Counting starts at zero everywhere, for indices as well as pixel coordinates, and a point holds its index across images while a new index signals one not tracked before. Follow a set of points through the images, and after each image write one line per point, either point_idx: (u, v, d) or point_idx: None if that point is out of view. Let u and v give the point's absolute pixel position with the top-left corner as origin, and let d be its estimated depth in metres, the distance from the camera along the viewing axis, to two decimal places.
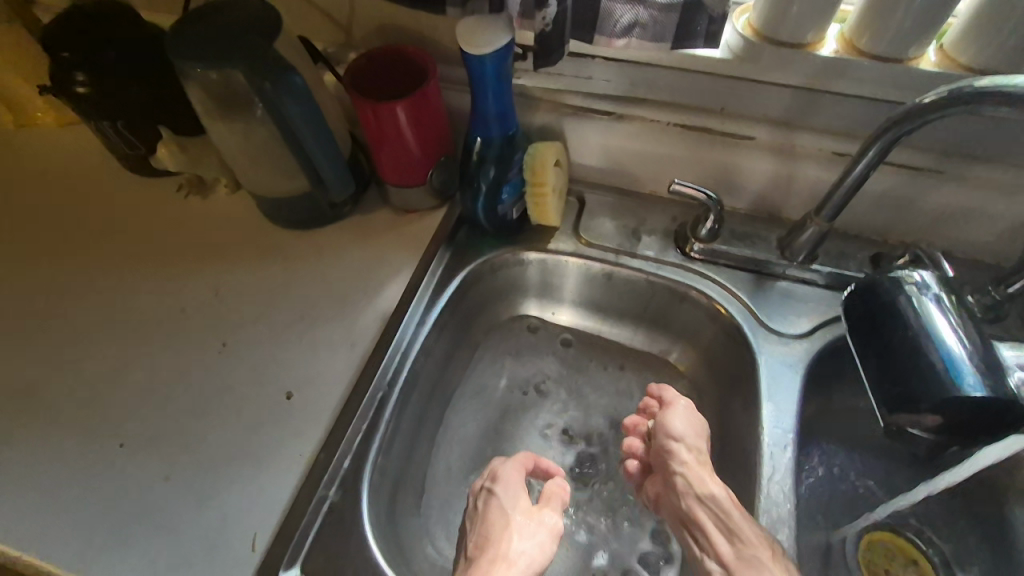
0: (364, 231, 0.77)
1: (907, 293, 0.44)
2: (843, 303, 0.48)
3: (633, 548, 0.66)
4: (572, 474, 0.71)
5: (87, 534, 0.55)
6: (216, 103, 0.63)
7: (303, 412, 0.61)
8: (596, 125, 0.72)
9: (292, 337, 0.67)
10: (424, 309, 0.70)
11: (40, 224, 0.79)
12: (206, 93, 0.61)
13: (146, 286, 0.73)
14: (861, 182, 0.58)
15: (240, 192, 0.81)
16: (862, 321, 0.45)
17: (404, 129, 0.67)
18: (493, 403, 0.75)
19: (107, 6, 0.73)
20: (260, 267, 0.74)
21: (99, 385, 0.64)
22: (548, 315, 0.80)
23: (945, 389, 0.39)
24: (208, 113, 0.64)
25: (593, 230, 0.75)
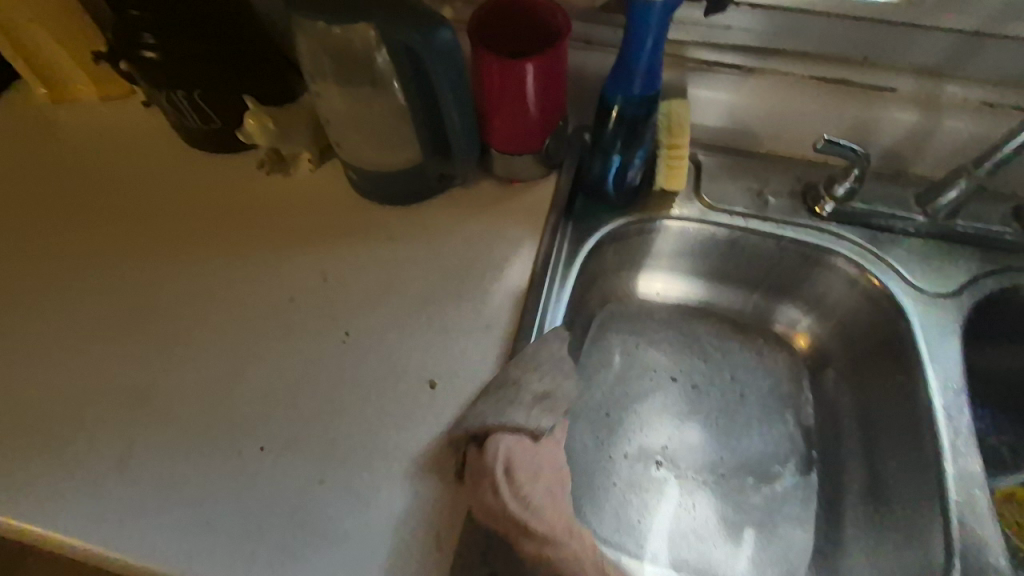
0: (472, 205, 0.71)
1: None
2: None
3: (777, 516, 0.65)
4: (704, 444, 0.70)
5: (248, 548, 0.50)
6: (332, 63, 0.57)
7: (453, 402, 0.57)
8: (722, 81, 0.68)
9: (419, 321, 0.62)
10: (559, 288, 0.65)
11: (106, 213, 0.72)
12: (323, 47, 0.55)
13: (244, 271, 0.67)
14: None
15: (324, 167, 0.74)
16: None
17: (529, 89, 0.61)
18: (613, 383, 0.73)
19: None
20: (366, 248, 0.68)
21: (219, 384, 0.59)
22: (655, 288, 0.78)
23: None
24: (322, 71, 0.58)
25: (719, 193, 0.71)
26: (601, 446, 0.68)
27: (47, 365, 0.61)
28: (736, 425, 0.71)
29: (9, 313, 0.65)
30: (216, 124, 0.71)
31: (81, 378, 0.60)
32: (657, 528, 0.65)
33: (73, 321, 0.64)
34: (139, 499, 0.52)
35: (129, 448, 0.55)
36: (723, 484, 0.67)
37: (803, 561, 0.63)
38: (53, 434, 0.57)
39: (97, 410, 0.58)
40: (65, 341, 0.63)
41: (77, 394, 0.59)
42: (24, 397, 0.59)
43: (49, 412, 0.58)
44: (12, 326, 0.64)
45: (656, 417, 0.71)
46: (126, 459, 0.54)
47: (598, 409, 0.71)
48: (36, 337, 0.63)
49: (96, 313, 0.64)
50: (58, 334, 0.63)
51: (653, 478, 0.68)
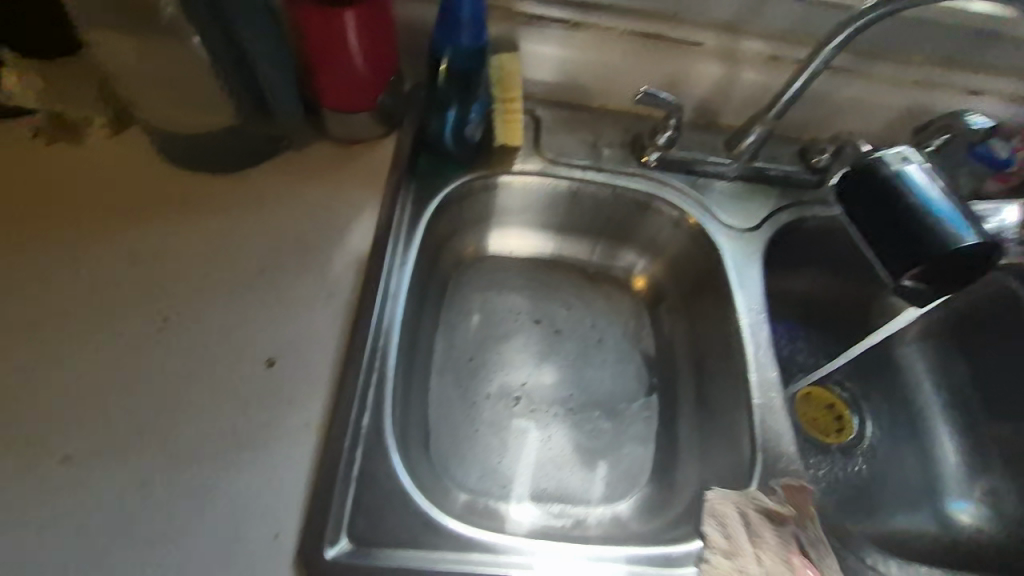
0: (304, 170, 0.66)
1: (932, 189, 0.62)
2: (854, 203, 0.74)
3: (623, 438, 0.72)
4: (561, 379, 0.74)
5: (59, 568, 0.44)
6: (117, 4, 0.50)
7: (294, 377, 0.54)
8: (550, 35, 0.69)
9: (252, 297, 0.58)
10: (404, 247, 0.64)
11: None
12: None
13: (27, 259, 0.57)
14: (810, 82, 0.62)
15: (123, 133, 0.64)
16: (869, 196, 0.51)
17: (350, 43, 0.58)
18: (472, 331, 0.75)
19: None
20: (183, 222, 0.61)
21: (6, 392, 0.50)
22: (507, 240, 0.79)
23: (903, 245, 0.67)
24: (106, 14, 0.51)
25: (557, 147, 0.73)
26: (464, 389, 0.71)
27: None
28: (592, 364, 0.76)
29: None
30: None
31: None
32: (516, 459, 0.69)
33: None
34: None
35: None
36: (578, 414, 0.73)
37: (645, 474, 0.70)
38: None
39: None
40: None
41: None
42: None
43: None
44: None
45: (517, 357, 0.74)
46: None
47: (461, 355, 0.73)
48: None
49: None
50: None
51: (513, 414, 0.71)
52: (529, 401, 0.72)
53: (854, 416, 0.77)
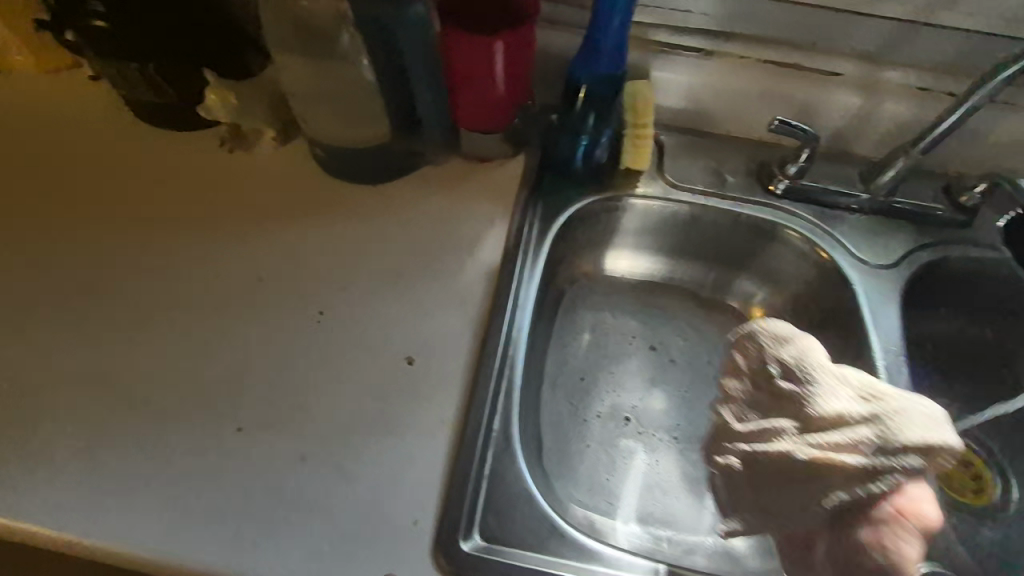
0: (441, 183, 0.71)
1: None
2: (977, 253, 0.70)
3: None
4: (671, 406, 0.74)
5: (229, 527, 0.50)
6: (299, 30, 0.56)
7: (431, 376, 0.57)
8: (684, 64, 0.70)
9: (393, 299, 0.62)
10: (531, 264, 0.65)
11: (50, 193, 0.69)
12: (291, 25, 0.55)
13: (207, 253, 0.65)
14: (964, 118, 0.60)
15: (287, 145, 0.72)
16: None
17: (494, 68, 0.60)
18: (584, 350, 0.77)
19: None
20: (335, 227, 0.67)
21: (188, 368, 0.57)
22: (623, 262, 0.81)
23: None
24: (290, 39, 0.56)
25: (681, 173, 0.74)
26: (576, 407, 0.73)
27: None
28: (704, 394, 0.75)
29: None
30: (170, 97, 0.68)
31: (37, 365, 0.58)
32: (625, 481, 0.69)
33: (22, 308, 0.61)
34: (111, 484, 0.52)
35: (94, 435, 0.54)
36: (689, 442, 0.72)
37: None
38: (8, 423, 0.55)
39: (58, 398, 0.56)
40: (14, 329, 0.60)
41: (32, 382, 0.57)
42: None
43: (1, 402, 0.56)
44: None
45: (629, 379, 0.76)
46: (94, 446, 0.53)
47: (574, 373, 0.75)
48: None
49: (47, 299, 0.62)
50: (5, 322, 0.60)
51: (623, 435, 0.72)
52: (638, 423, 0.73)
53: (998, 478, 0.71)
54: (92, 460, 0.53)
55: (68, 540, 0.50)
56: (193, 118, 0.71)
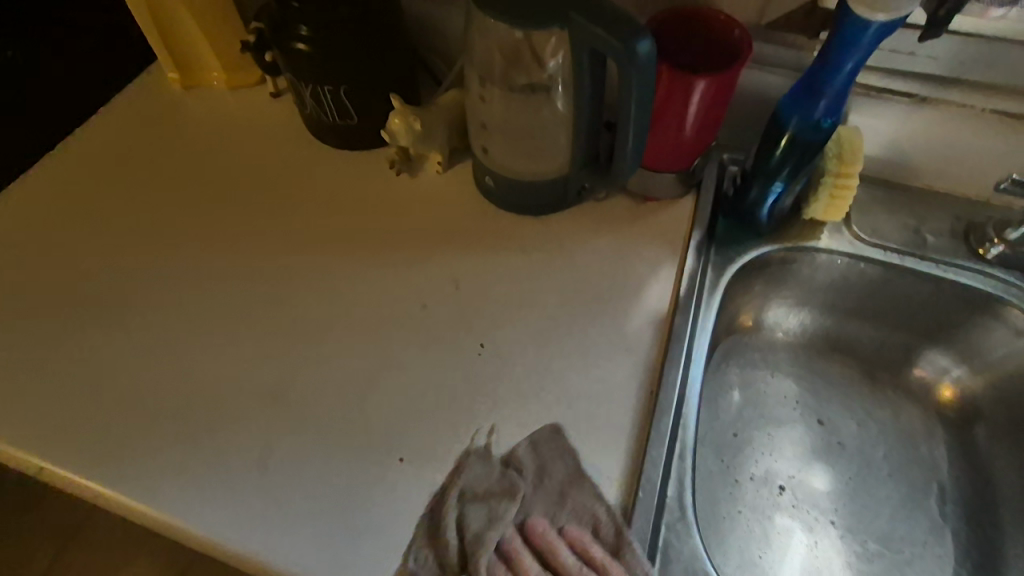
0: (606, 220, 0.68)
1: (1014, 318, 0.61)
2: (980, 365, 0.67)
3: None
4: (834, 485, 0.66)
5: (393, 562, 0.48)
6: (505, 61, 0.57)
7: (597, 425, 0.54)
8: (892, 109, 0.63)
9: (555, 338, 0.60)
10: (704, 313, 0.61)
11: (233, 200, 0.72)
12: (500, 55, 0.56)
13: (372, 271, 0.66)
14: None
15: (452, 170, 0.73)
16: None
17: (693, 106, 0.58)
18: (738, 408, 0.70)
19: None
20: (497, 256, 0.66)
21: (353, 387, 0.58)
22: (787, 317, 0.73)
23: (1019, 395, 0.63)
24: (495, 69, 0.58)
25: (871, 227, 0.67)
26: (727, 465, 0.66)
27: (177, 350, 0.61)
28: (876, 481, 0.66)
29: (141, 293, 0.65)
30: (350, 120, 0.71)
31: (213, 366, 0.60)
32: (779, 559, 0.62)
33: (203, 307, 0.64)
34: (278, 498, 0.52)
35: (264, 445, 0.54)
36: (855, 534, 0.63)
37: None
38: (187, 421, 0.56)
39: (231, 401, 0.57)
40: (194, 328, 0.62)
41: (209, 383, 0.58)
42: (156, 381, 0.59)
43: (178, 399, 0.57)
44: (143, 306, 0.64)
45: (787, 446, 0.68)
46: (263, 456, 0.54)
47: (727, 428, 0.68)
48: (167, 320, 0.63)
49: (225, 302, 0.64)
50: (187, 320, 0.63)
51: (777, 505, 0.65)
52: (794, 495, 0.65)
53: None
54: (260, 470, 0.53)
55: (235, 551, 0.50)
56: (368, 137, 0.74)
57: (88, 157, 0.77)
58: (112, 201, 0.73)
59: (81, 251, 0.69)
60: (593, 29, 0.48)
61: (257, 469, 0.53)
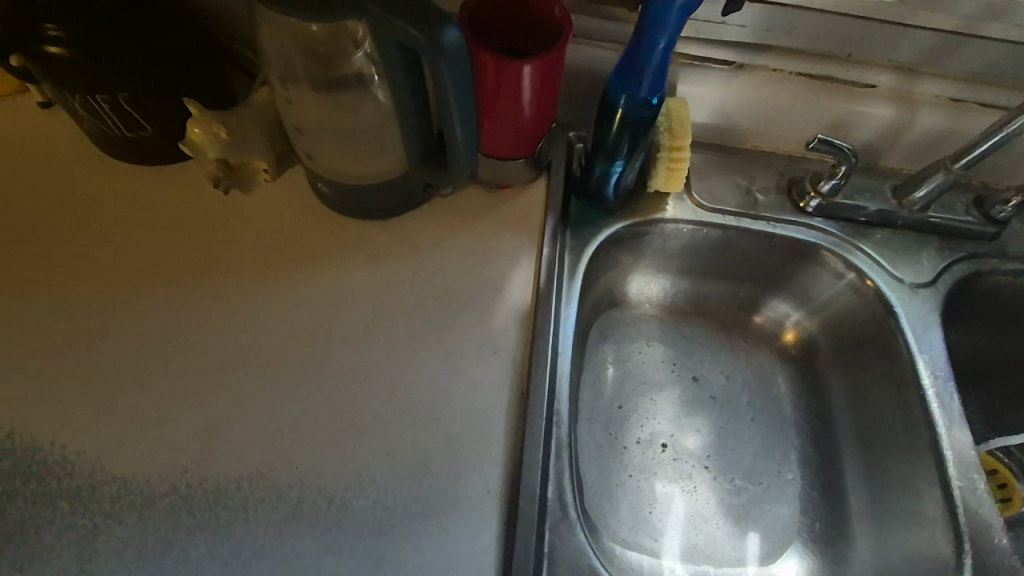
0: (460, 215, 0.65)
1: (818, 266, 0.70)
2: (790, 322, 0.76)
3: (768, 500, 0.68)
4: (704, 436, 0.71)
5: None
6: (309, 57, 0.50)
7: (469, 439, 0.52)
8: (714, 77, 0.66)
9: (417, 349, 0.57)
10: (566, 299, 0.61)
11: (16, 247, 0.61)
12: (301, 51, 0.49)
13: (204, 308, 0.58)
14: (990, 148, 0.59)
15: (284, 177, 0.65)
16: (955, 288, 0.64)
17: (524, 92, 0.55)
18: (616, 379, 0.72)
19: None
20: (345, 272, 0.61)
21: (198, 447, 0.52)
22: (649, 285, 0.76)
23: (818, 341, 0.75)
24: (297, 67, 0.50)
25: (708, 192, 0.70)
26: (615, 434, 0.69)
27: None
28: (740, 423, 0.72)
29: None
30: (145, 132, 0.61)
31: (19, 453, 0.51)
32: (668, 508, 0.66)
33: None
34: None
35: (99, 532, 0.48)
36: (728, 476, 0.69)
37: (796, 534, 0.66)
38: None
39: (49, 493, 0.50)
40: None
41: (20, 474, 0.50)
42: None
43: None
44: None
45: (663, 406, 0.72)
46: (100, 544, 0.48)
47: (612, 400, 0.71)
48: None
49: (24, 372, 0.55)
50: None
51: (661, 463, 0.68)
52: (674, 449, 0.69)
53: None
54: (98, 561, 0.47)
55: None
56: (175, 149, 0.65)
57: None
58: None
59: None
60: (392, 21, 0.42)
61: (94, 561, 0.47)
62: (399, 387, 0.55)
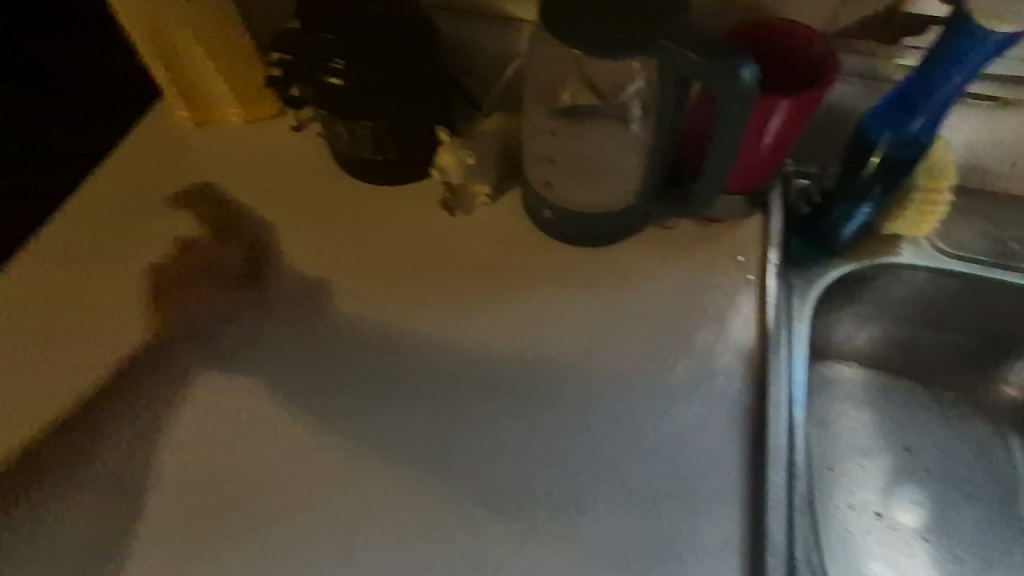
0: (675, 247, 0.64)
1: None
2: None
3: None
4: (926, 507, 0.63)
5: None
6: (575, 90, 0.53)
7: (703, 481, 0.50)
8: (971, 114, 0.60)
9: (640, 380, 0.56)
10: (792, 344, 0.58)
11: (255, 248, 0.66)
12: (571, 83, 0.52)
13: (432, 318, 0.61)
14: None
15: (501, 200, 0.68)
16: None
17: (768, 129, 0.54)
18: (821, 437, 0.66)
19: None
20: (563, 296, 0.62)
21: (436, 459, 0.53)
22: (856, 332, 0.69)
23: None
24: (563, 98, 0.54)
25: (951, 238, 0.64)
26: (823, 497, 0.63)
27: (209, 439, 0.55)
28: (965, 497, 0.64)
29: (154, 377, 0.58)
30: (387, 156, 0.66)
31: (263, 446, 0.54)
32: None
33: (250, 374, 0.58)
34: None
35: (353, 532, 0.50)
36: (958, 558, 0.61)
37: None
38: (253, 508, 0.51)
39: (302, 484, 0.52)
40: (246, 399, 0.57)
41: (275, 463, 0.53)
42: (193, 476, 0.53)
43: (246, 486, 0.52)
44: (157, 389, 0.57)
45: (874, 471, 0.65)
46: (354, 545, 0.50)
47: (817, 461, 0.65)
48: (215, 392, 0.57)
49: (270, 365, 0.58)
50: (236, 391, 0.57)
51: (877, 534, 0.62)
52: (894, 521, 0.63)
53: None
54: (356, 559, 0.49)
55: None
56: (407, 171, 0.69)
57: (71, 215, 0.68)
58: (106, 265, 0.65)
59: (80, 329, 0.61)
60: (688, 56, 0.43)
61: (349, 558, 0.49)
62: (624, 419, 0.54)
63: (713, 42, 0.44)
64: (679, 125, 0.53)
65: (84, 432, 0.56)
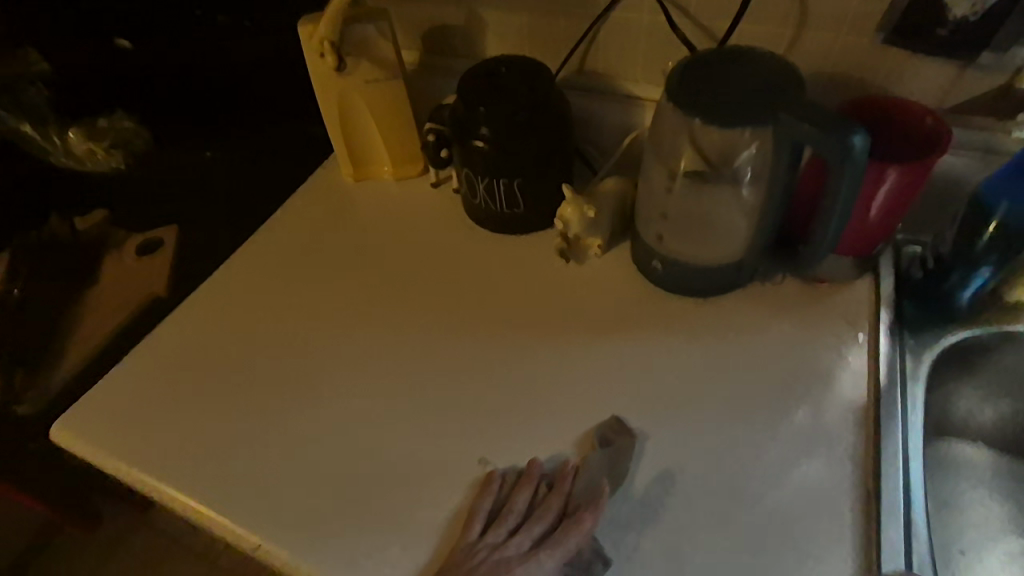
0: (784, 302, 0.66)
1: None
2: None
3: None
4: None
5: None
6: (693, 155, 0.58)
7: (814, 530, 0.54)
8: None
9: (751, 427, 0.60)
10: (912, 409, 0.59)
11: (401, 284, 0.77)
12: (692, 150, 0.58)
13: (552, 354, 0.68)
14: None
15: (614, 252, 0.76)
16: None
17: (880, 193, 0.59)
18: (954, 521, 0.65)
19: (519, 58, 0.73)
20: (674, 341, 0.66)
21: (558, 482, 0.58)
22: (980, 407, 0.67)
23: None
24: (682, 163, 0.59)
25: None
26: None
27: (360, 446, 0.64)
28: None
29: (314, 385, 0.68)
30: (517, 209, 0.77)
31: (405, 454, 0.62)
32: None
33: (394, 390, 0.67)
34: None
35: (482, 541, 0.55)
36: None
37: None
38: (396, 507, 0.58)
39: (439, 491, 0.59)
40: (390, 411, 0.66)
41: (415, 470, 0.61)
42: (346, 475, 0.61)
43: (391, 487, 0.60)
44: (320, 399, 0.67)
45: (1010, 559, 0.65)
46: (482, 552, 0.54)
47: (951, 545, 0.64)
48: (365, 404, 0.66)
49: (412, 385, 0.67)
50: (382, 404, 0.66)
51: None
52: None
53: None
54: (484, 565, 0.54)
55: None
56: (529, 222, 0.79)
57: (252, 250, 0.82)
58: (279, 294, 0.77)
59: (257, 345, 0.72)
60: (801, 128, 0.51)
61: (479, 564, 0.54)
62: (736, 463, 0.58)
63: (825, 116, 0.50)
64: (789, 188, 0.60)
65: (263, 432, 0.65)
